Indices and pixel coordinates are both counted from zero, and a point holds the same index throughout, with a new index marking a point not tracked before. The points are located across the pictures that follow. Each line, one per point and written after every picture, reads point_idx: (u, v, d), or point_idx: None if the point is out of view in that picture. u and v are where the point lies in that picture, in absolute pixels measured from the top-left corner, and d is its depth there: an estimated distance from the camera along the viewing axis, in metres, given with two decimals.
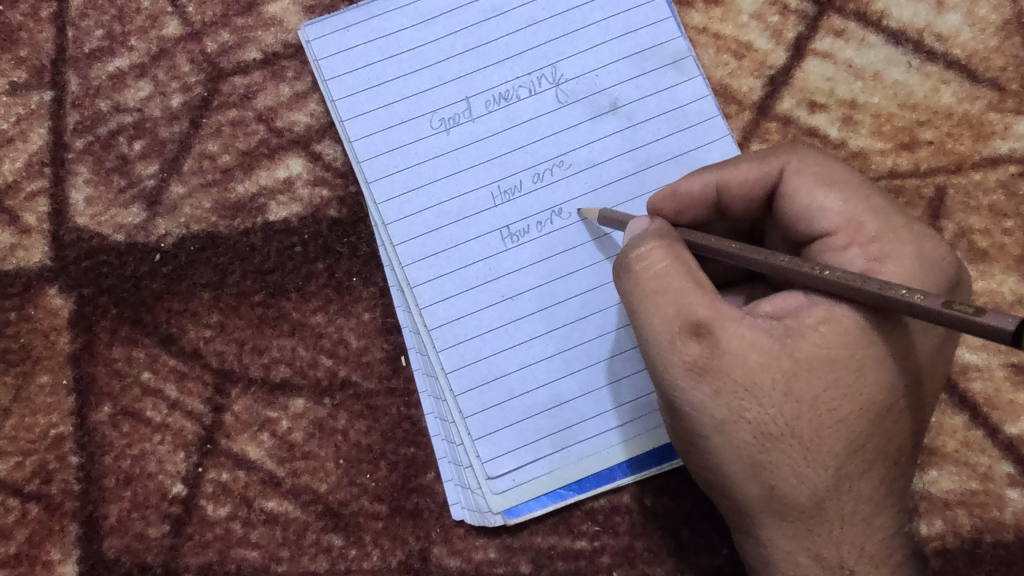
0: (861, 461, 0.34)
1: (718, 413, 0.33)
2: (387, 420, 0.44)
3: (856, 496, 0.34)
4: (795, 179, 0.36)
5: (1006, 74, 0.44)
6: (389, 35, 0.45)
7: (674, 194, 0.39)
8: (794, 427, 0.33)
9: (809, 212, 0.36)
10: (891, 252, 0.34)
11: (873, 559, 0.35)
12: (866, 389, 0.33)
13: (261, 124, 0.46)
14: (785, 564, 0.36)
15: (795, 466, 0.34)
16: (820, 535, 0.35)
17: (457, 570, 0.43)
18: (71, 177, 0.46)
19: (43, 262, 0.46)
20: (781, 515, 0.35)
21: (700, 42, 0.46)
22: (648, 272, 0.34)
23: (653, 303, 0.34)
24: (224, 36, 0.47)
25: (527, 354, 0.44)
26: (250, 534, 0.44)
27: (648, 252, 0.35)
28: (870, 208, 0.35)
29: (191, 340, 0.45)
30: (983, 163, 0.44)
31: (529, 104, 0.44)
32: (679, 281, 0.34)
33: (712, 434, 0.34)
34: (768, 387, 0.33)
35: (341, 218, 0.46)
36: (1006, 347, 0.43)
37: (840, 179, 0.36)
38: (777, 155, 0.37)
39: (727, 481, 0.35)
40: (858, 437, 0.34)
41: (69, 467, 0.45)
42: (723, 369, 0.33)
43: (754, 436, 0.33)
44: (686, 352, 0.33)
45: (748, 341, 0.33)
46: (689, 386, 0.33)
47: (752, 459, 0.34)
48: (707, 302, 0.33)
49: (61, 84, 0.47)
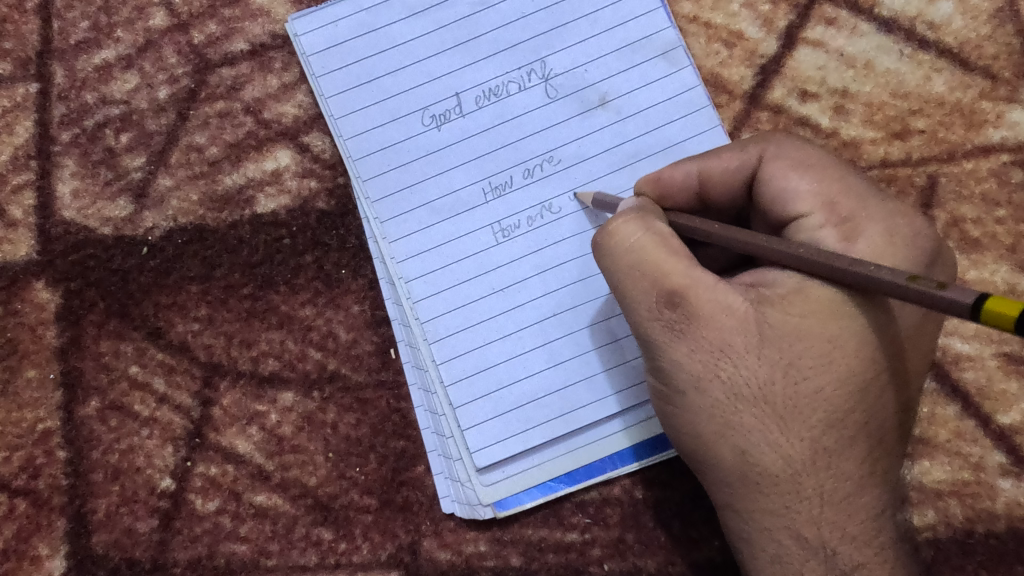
0: (840, 436, 0.34)
1: (693, 369, 0.33)
2: (376, 413, 0.44)
3: (835, 473, 0.34)
4: (771, 164, 0.36)
5: (999, 62, 0.44)
6: (378, 29, 0.44)
7: (657, 179, 0.38)
8: (769, 393, 0.33)
9: (783, 196, 0.35)
10: (865, 229, 0.34)
11: (854, 540, 0.35)
12: (845, 360, 0.33)
13: (248, 115, 0.46)
14: (760, 540, 0.35)
15: (770, 434, 0.33)
16: (798, 512, 0.34)
17: (447, 563, 0.43)
18: (57, 170, 0.46)
19: (29, 256, 0.45)
20: (756, 486, 0.34)
21: (690, 31, 0.45)
22: (620, 246, 0.34)
23: (628, 276, 0.34)
24: (211, 28, 0.46)
25: (517, 347, 0.43)
26: (239, 528, 0.44)
27: (619, 227, 0.34)
28: (844, 188, 0.35)
29: (179, 333, 0.45)
30: (976, 152, 0.44)
31: (519, 100, 0.44)
32: (652, 252, 0.34)
33: (687, 391, 0.34)
34: (742, 349, 0.33)
35: (330, 210, 0.45)
36: (998, 337, 0.43)
37: (814, 163, 0.36)
38: (755, 143, 0.37)
39: (702, 445, 0.35)
40: (837, 409, 0.33)
41: (57, 462, 0.44)
42: (699, 332, 0.33)
43: (727, 396, 0.33)
44: (663, 317, 0.33)
45: (723, 305, 0.33)
46: (667, 348, 0.34)
47: (726, 420, 0.34)
48: (681, 269, 0.33)
49: (47, 76, 0.46)
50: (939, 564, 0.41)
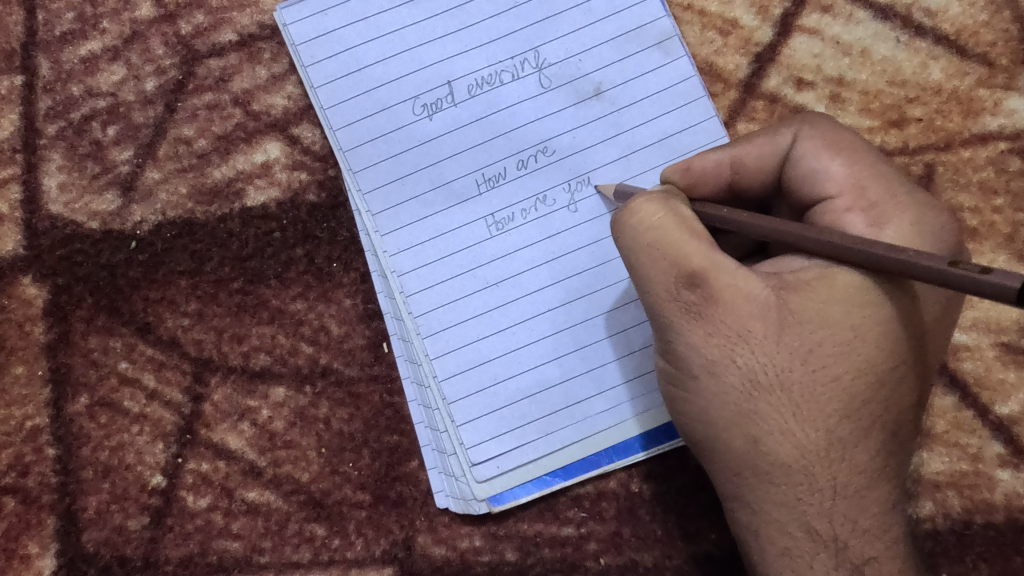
0: (855, 427, 0.33)
1: (709, 354, 0.33)
2: (369, 407, 0.44)
3: (850, 465, 0.33)
4: (805, 144, 0.35)
5: (996, 49, 0.44)
6: (369, 18, 0.43)
7: (687, 168, 0.37)
8: (786, 380, 0.33)
9: (813, 176, 0.35)
10: (893, 216, 0.34)
11: (866, 534, 0.34)
12: (865, 351, 0.33)
13: (237, 107, 0.45)
14: (769, 532, 0.34)
15: (785, 423, 0.33)
16: (810, 505, 0.34)
17: (442, 559, 0.43)
18: (43, 164, 0.45)
19: (15, 251, 0.44)
20: (768, 477, 0.34)
21: (684, 19, 0.45)
22: (641, 224, 0.34)
23: (649, 256, 0.33)
24: (199, 18, 0.46)
25: (511, 340, 0.43)
26: (231, 525, 0.43)
27: (641, 205, 0.34)
28: (875, 174, 0.35)
29: (168, 328, 0.44)
30: (973, 140, 0.43)
31: (513, 89, 0.43)
32: (674, 232, 0.33)
33: (700, 375, 0.33)
34: (761, 335, 0.33)
35: (320, 202, 0.45)
36: (996, 327, 0.42)
37: (847, 146, 0.35)
38: (789, 124, 0.36)
39: (713, 433, 0.34)
40: (853, 399, 0.33)
41: (46, 459, 0.44)
42: (717, 316, 0.33)
43: (744, 382, 0.33)
44: (680, 298, 0.33)
45: (743, 290, 0.33)
46: (683, 331, 0.33)
47: (739, 408, 0.33)
48: (702, 253, 0.33)
49: (32, 68, 0.46)
50: (937, 555, 0.41)
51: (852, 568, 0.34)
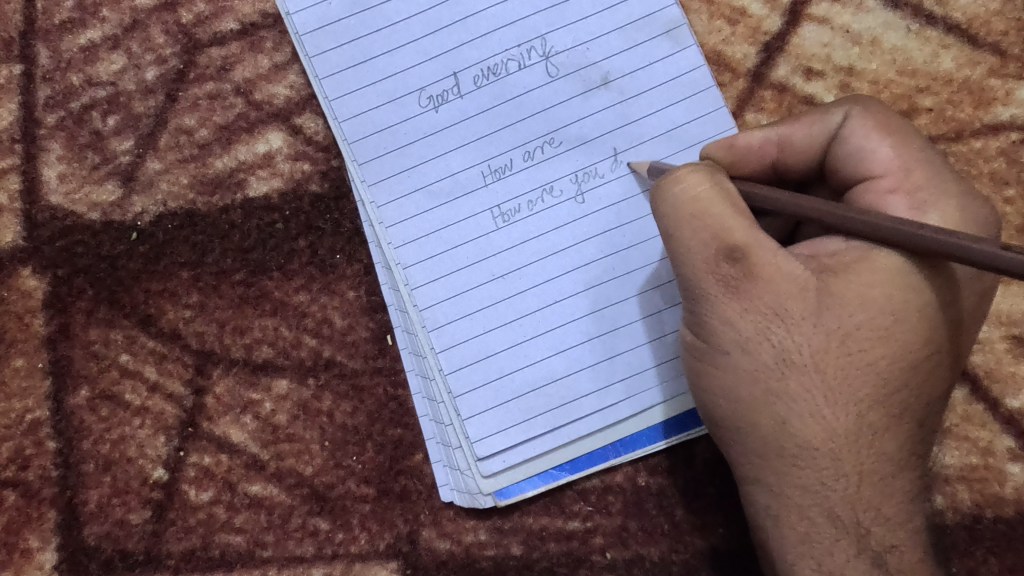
0: (886, 414, 0.33)
1: (744, 330, 0.32)
2: (373, 400, 0.43)
3: (878, 452, 0.33)
4: (854, 123, 0.35)
5: (1008, 38, 0.43)
6: (374, 7, 0.43)
7: (732, 146, 0.38)
8: (821, 361, 0.32)
9: (860, 156, 0.35)
10: (935, 201, 0.33)
11: (888, 522, 0.34)
12: (902, 335, 0.32)
13: (238, 97, 0.45)
14: (789, 517, 0.34)
15: (816, 405, 0.32)
16: (834, 490, 0.33)
17: (446, 553, 0.43)
18: (43, 154, 0.44)
19: (15, 242, 0.44)
20: (792, 460, 0.33)
21: (693, 8, 0.44)
22: (684, 194, 0.33)
23: (689, 226, 0.33)
24: (200, 6, 0.45)
25: (518, 333, 0.42)
26: (234, 518, 0.43)
27: (685, 175, 0.33)
28: (922, 159, 0.34)
29: (170, 320, 0.44)
30: (985, 130, 0.43)
31: (519, 79, 0.43)
32: (716, 205, 0.33)
33: (731, 351, 0.33)
34: (799, 315, 0.32)
35: (324, 193, 0.44)
36: (1008, 319, 0.42)
37: (896, 128, 0.35)
38: (839, 103, 0.36)
39: (740, 412, 0.34)
40: (886, 385, 0.32)
41: (47, 452, 0.43)
42: (756, 293, 0.32)
43: (777, 360, 0.32)
44: (719, 271, 0.32)
45: (783, 270, 0.32)
46: (717, 304, 0.33)
47: (768, 388, 0.33)
48: (743, 228, 0.32)
49: (31, 57, 0.45)
50: (947, 549, 0.41)
51: (873, 556, 0.33)
